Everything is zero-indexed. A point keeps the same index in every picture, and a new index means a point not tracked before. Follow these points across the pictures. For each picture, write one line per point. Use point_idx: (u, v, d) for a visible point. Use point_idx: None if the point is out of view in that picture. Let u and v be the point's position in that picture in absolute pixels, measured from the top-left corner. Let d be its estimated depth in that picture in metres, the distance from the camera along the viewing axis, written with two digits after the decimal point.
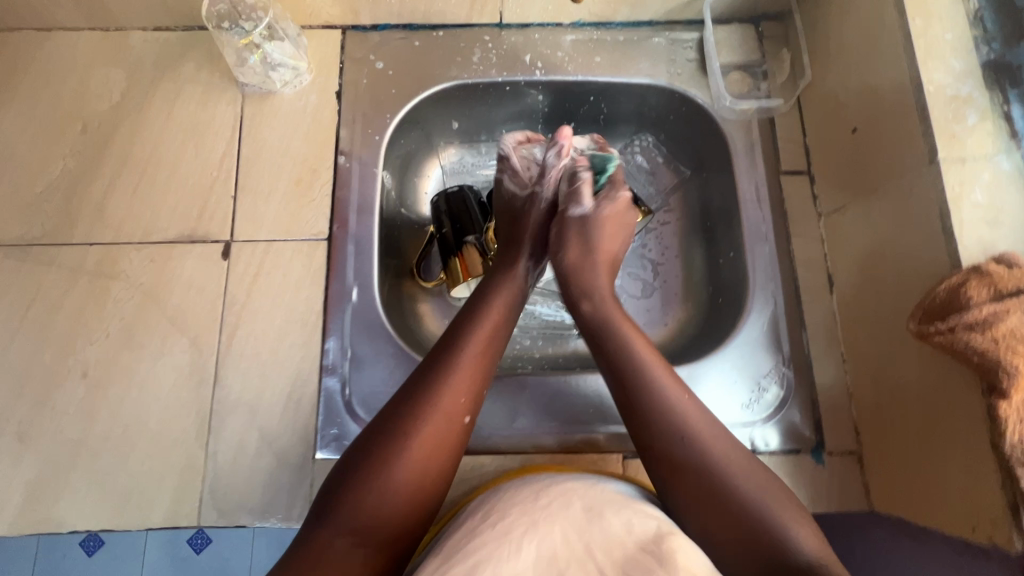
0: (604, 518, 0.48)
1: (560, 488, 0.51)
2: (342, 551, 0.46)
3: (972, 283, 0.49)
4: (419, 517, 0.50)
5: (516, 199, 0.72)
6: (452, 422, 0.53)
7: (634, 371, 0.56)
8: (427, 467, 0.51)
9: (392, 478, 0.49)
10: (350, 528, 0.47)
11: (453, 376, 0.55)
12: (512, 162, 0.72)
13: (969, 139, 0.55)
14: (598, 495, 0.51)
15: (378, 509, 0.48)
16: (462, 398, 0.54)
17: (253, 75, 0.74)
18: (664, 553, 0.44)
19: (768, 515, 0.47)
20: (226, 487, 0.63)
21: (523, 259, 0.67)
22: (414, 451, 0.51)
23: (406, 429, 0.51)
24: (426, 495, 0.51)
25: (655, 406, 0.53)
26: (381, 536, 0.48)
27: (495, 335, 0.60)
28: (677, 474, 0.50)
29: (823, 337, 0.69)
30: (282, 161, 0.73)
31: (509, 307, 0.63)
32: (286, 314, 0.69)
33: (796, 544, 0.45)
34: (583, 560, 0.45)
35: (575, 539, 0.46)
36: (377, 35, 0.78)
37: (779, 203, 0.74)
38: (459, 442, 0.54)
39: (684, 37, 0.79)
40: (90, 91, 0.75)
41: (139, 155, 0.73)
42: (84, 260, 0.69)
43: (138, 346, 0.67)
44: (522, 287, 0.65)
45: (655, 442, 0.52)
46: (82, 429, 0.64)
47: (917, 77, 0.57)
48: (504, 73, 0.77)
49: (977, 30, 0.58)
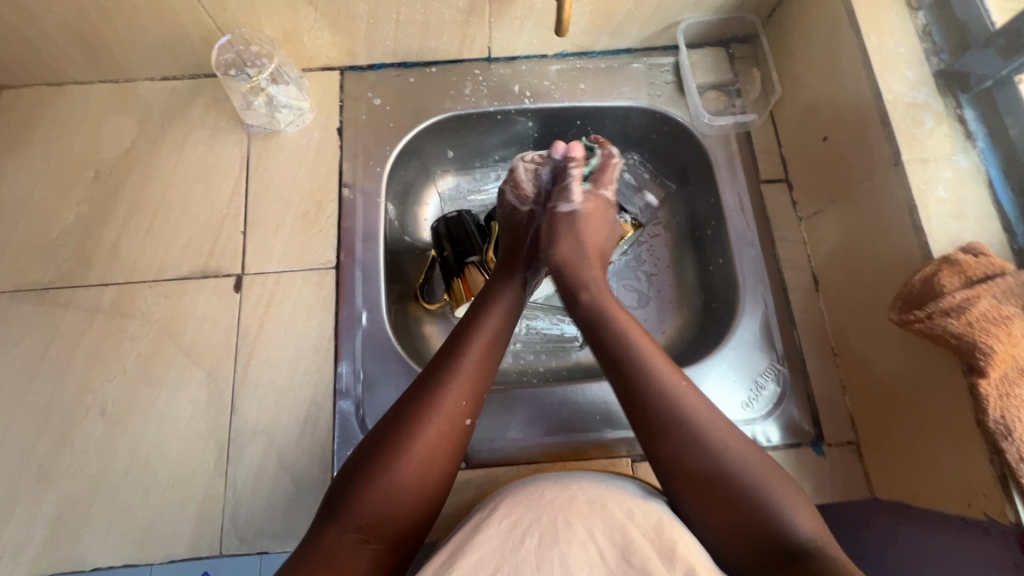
0: (606, 509, 0.50)
1: (563, 484, 0.53)
2: (350, 546, 0.49)
3: (945, 272, 0.53)
4: (424, 515, 0.52)
5: (519, 213, 0.76)
6: (455, 423, 0.56)
7: (634, 365, 0.57)
8: (431, 467, 0.53)
9: (397, 476, 0.51)
10: (358, 525, 0.49)
11: (457, 379, 0.57)
12: (517, 176, 0.77)
13: (928, 141, 0.60)
14: (602, 488, 0.53)
15: (384, 507, 0.50)
16: (463, 402, 0.57)
17: (258, 117, 0.78)
18: (663, 541, 0.47)
19: (760, 486, 0.50)
20: (247, 514, 0.64)
21: (519, 270, 0.70)
22: (419, 451, 0.53)
23: (411, 431, 0.54)
24: (430, 495, 0.53)
25: (658, 401, 0.54)
26: (388, 532, 0.50)
27: (495, 342, 0.62)
28: (675, 459, 0.52)
29: (812, 335, 0.73)
30: (289, 196, 0.77)
31: (509, 313, 0.66)
32: (298, 341, 0.71)
33: (789, 524, 0.48)
34: (585, 543, 0.47)
35: (577, 526, 0.48)
36: (373, 74, 0.83)
37: (761, 210, 0.78)
38: (460, 443, 0.56)
39: (661, 61, 0.85)
40: (101, 139, 0.79)
41: (150, 197, 0.77)
42: (101, 300, 0.72)
43: (155, 380, 0.69)
44: (519, 296, 0.68)
45: (657, 430, 0.54)
46: (102, 466, 0.66)
47: (877, 88, 0.63)
48: (495, 103, 0.82)
49: (927, 43, 0.63)
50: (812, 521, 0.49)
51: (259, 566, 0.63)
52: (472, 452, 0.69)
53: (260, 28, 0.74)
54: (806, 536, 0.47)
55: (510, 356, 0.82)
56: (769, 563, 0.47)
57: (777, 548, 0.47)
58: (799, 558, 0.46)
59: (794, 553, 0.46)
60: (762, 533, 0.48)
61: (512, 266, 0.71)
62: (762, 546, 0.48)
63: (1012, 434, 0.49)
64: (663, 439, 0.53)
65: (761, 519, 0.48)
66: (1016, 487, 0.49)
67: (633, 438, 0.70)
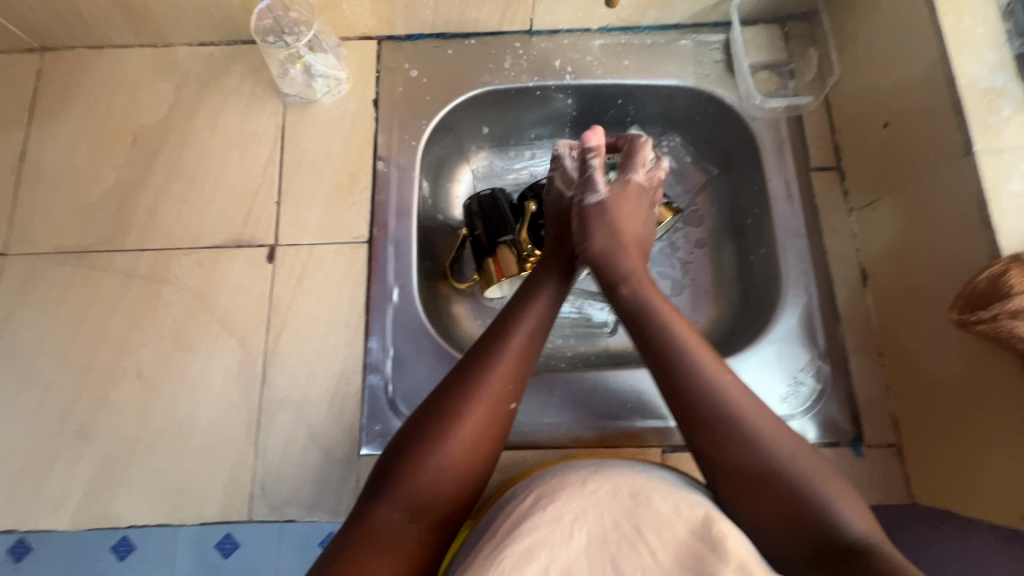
0: (651, 503, 0.50)
1: (605, 473, 0.53)
2: (398, 525, 0.49)
3: (1015, 272, 0.50)
4: (467, 498, 0.53)
5: (565, 199, 0.73)
6: (500, 407, 0.56)
7: (676, 354, 0.56)
8: (475, 450, 0.53)
9: (443, 457, 0.52)
10: (406, 504, 0.50)
11: (501, 364, 0.57)
12: (564, 163, 0.74)
13: (1005, 130, 0.55)
14: (644, 479, 0.53)
15: (430, 488, 0.51)
16: (509, 386, 0.57)
17: (295, 85, 0.77)
18: (715, 540, 0.46)
19: (813, 490, 0.48)
20: (276, 482, 0.65)
21: (568, 260, 0.69)
22: (463, 434, 0.53)
23: (455, 414, 0.54)
24: (474, 478, 0.53)
25: (704, 395, 0.53)
26: (434, 513, 0.51)
27: (540, 328, 0.62)
28: (721, 452, 0.52)
29: (858, 331, 0.70)
30: (323, 167, 0.76)
31: (552, 301, 0.65)
32: (329, 314, 0.71)
33: (844, 517, 0.47)
34: (633, 542, 0.47)
35: (625, 525, 0.48)
36: (411, 45, 0.81)
37: (809, 199, 0.75)
38: (504, 428, 0.56)
39: (711, 38, 0.80)
40: (140, 104, 0.79)
41: (187, 164, 0.76)
42: (138, 265, 0.72)
43: (189, 347, 0.70)
44: (564, 284, 0.67)
45: (696, 421, 0.53)
46: (137, 428, 0.67)
47: (949, 71, 0.58)
48: (535, 78, 0.79)
49: (1008, 23, 0.59)
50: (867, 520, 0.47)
51: (286, 533, 0.64)
52: None
53: None
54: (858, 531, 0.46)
55: None
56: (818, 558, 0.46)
57: (827, 540, 0.46)
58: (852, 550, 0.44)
59: (848, 548, 0.45)
60: (811, 530, 0.47)
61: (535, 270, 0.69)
62: (813, 548, 0.46)
63: None
64: (706, 435, 0.52)
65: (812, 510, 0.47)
66: None
67: (663, 428, 0.68)
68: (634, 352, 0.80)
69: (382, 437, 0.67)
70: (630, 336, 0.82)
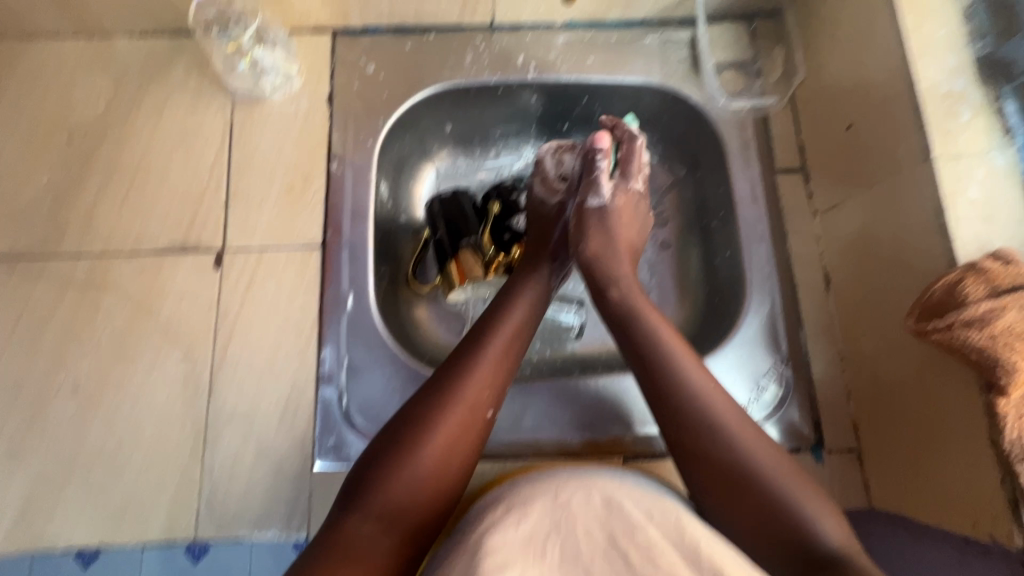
0: (623, 508, 0.48)
1: (580, 478, 0.51)
2: (370, 535, 0.47)
3: (970, 280, 0.49)
4: (442, 509, 0.50)
5: (546, 205, 0.71)
6: (477, 414, 0.54)
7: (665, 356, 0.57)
8: (451, 459, 0.51)
9: (420, 466, 0.50)
10: (378, 514, 0.48)
11: (479, 370, 0.55)
12: (545, 166, 0.73)
13: (963, 135, 0.55)
14: (617, 482, 0.51)
15: (404, 499, 0.49)
16: (487, 392, 0.55)
17: (243, 81, 0.74)
18: (687, 545, 0.45)
19: (793, 502, 0.48)
20: (223, 500, 0.62)
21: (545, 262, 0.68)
22: (440, 441, 0.51)
23: (433, 421, 0.52)
24: (450, 487, 0.51)
25: (689, 398, 0.54)
26: (407, 524, 0.48)
27: (519, 333, 0.60)
28: (704, 460, 0.52)
29: (820, 335, 0.69)
30: (273, 168, 0.73)
31: (531, 305, 0.63)
32: (280, 323, 0.68)
33: (820, 527, 0.47)
34: (606, 551, 0.46)
35: (597, 533, 0.47)
36: (367, 38, 0.77)
37: (774, 201, 0.74)
38: (481, 437, 0.54)
39: (677, 36, 0.79)
40: (76, 99, 0.74)
41: (128, 164, 0.72)
42: (74, 272, 0.68)
43: (130, 358, 0.66)
44: (546, 289, 0.66)
45: (684, 432, 0.53)
46: (75, 445, 0.63)
47: (910, 74, 0.57)
48: (496, 75, 0.77)
49: (969, 26, 0.58)
50: (843, 528, 0.47)
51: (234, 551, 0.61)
52: None
53: None
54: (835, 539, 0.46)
55: None
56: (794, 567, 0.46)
57: (802, 551, 0.46)
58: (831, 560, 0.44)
59: (825, 556, 0.45)
60: (790, 538, 0.47)
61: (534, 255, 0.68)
62: (792, 551, 0.46)
63: None
64: (691, 439, 0.52)
65: (787, 522, 0.47)
66: None
67: (625, 437, 0.67)
68: (600, 356, 0.79)
69: (336, 450, 0.64)
70: (597, 340, 0.80)
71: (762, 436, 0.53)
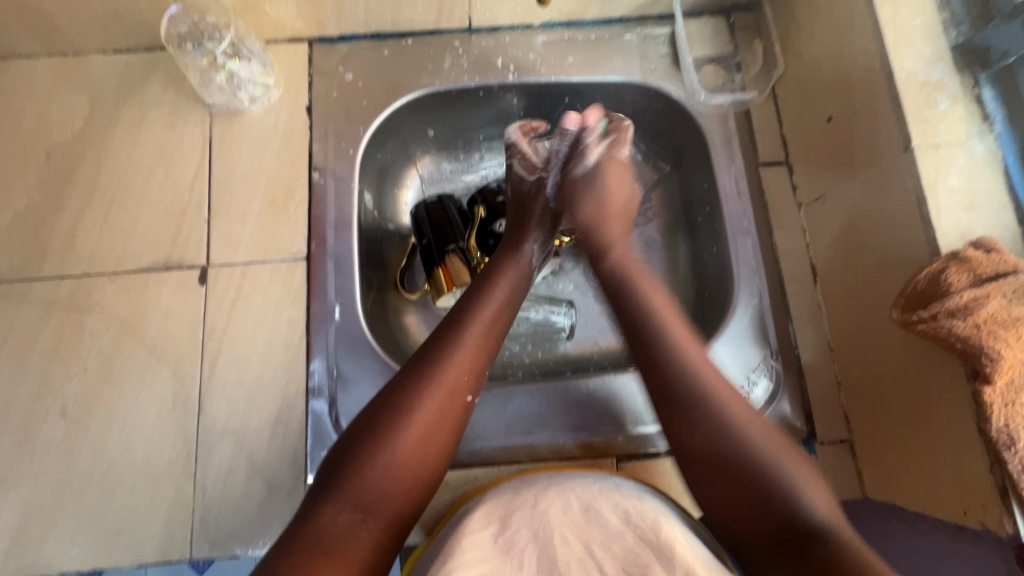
0: (602, 513, 0.49)
1: (558, 485, 0.51)
2: (345, 526, 0.46)
3: (953, 269, 0.49)
4: (419, 498, 0.50)
5: (525, 183, 0.73)
6: (455, 399, 0.53)
7: (657, 337, 0.57)
8: (429, 445, 0.51)
9: (395, 450, 0.49)
10: (353, 504, 0.47)
11: (456, 355, 0.55)
12: (522, 147, 0.74)
13: (942, 125, 0.55)
14: (595, 489, 0.51)
15: (380, 485, 0.48)
16: (466, 375, 0.55)
17: (220, 94, 0.72)
18: (662, 546, 0.47)
19: (779, 481, 0.48)
20: (217, 517, 0.62)
21: (525, 241, 0.68)
22: (416, 425, 0.51)
23: (413, 404, 0.51)
24: (426, 475, 0.51)
25: (680, 367, 0.55)
26: (385, 512, 0.48)
27: (500, 315, 0.60)
28: (694, 445, 0.51)
29: (810, 328, 0.69)
30: (255, 180, 0.72)
31: (512, 285, 0.63)
32: (268, 337, 0.67)
33: (805, 507, 0.46)
34: (583, 560, 0.47)
35: (575, 541, 0.48)
36: (344, 46, 0.77)
37: (759, 195, 0.74)
38: (460, 422, 0.54)
39: (657, 32, 0.78)
40: (52, 118, 0.73)
41: (108, 182, 0.72)
42: (57, 294, 0.68)
43: (118, 378, 0.66)
44: (524, 269, 0.65)
45: (675, 407, 0.53)
46: (65, 469, 0.63)
47: (888, 65, 0.57)
48: (476, 79, 0.76)
49: (945, 14, 0.58)
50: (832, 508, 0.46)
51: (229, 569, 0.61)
52: None
53: None
54: (821, 516, 0.45)
55: None
56: (784, 547, 0.45)
57: (790, 529, 0.45)
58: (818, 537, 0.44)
59: (808, 532, 0.45)
60: (777, 517, 0.47)
61: (518, 234, 0.69)
62: (779, 533, 0.46)
63: (1015, 444, 0.46)
64: (680, 424, 0.52)
65: (775, 501, 0.47)
66: (1016, 500, 0.47)
67: (619, 437, 0.67)
68: (592, 357, 0.78)
69: None
70: (588, 340, 0.79)
71: (756, 413, 0.53)
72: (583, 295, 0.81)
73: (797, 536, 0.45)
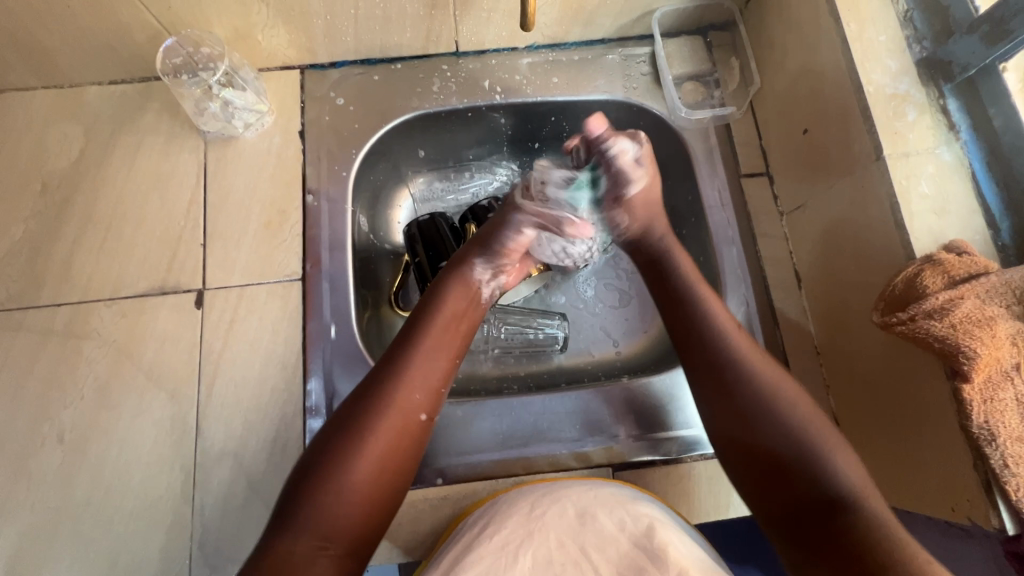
0: (596, 520, 0.50)
1: (554, 493, 0.53)
2: (305, 554, 0.45)
3: (927, 272, 0.51)
4: (380, 515, 0.50)
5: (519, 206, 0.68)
6: (410, 420, 0.53)
7: (698, 309, 0.59)
8: (386, 465, 0.51)
9: (350, 476, 0.48)
10: (311, 532, 0.46)
11: (407, 377, 0.54)
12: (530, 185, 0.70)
13: (911, 134, 0.58)
14: (592, 496, 0.52)
15: (337, 512, 0.48)
16: (418, 396, 0.54)
17: (214, 122, 0.74)
18: (657, 551, 0.47)
19: (817, 456, 0.48)
20: (216, 539, 0.62)
21: (483, 258, 0.66)
22: (374, 448, 0.50)
23: (363, 431, 0.50)
24: (384, 496, 0.51)
25: (716, 334, 0.56)
26: (342, 538, 0.47)
27: (452, 330, 0.59)
28: (726, 412, 0.53)
29: (797, 333, 0.71)
30: (250, 204, 0.74)
31: (463, 304, 0.62)
32: (265, 357, 0.68)
33: (833, 474, 0.47)
34: (578, 562, 0.47)
35: (570, 544, 0.48)
36: (335, 72, 0.79)
37: (741, 206, 0.76)
38: (416, 442, 0.53)
39: (637, 52, 0.81)
40: (47, 148, 0.74)
41: (104, 209, 0.73)
42: (53, 322, 0.68)
43: (115, 404, 0.66)
44: (474, 286, 0.64)
45: (716, 368, 0.55)
46: (61, 497, 0.63)
47: (857, 79, 0.60)
48: (464, 100, 0.78)
49: (908, 30, 0.61)
50: None
51: None
52: (448, 467, 0.67)
53: (208, 28, 0.70)
54: (847, 491, 0.46)
55: (490, 361, 0.79)
56: (800, 523, 0.46)
57: (819, 501, 0.46)
58: (841, 509, 0.44)
59: (837, 505, 0.45)
60: (810, 491, 0.47)
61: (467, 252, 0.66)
62: (802, 505, 0.47)
63: (995, 438, 0.47)
64: (716, 386, 0.54)
65: (800, 478, 0.47)
66: (999, 493, 0.48)
67: (614, 446, 0.68)
68: (587, 368, 0.79)
69: None
70: (582, 351, 0.80)
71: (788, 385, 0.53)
72: (575, 307, 0.82)
73: (816, 505, 0.46)
